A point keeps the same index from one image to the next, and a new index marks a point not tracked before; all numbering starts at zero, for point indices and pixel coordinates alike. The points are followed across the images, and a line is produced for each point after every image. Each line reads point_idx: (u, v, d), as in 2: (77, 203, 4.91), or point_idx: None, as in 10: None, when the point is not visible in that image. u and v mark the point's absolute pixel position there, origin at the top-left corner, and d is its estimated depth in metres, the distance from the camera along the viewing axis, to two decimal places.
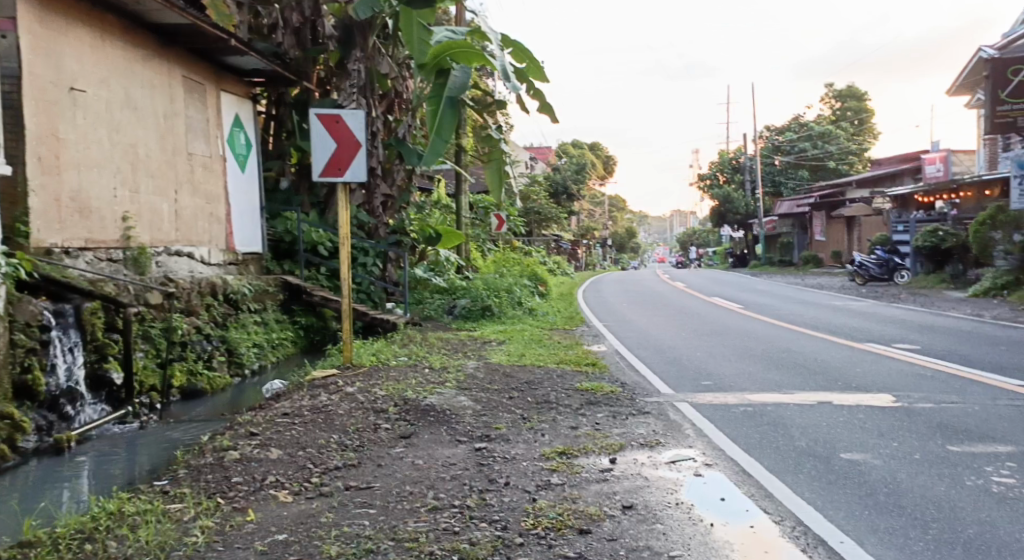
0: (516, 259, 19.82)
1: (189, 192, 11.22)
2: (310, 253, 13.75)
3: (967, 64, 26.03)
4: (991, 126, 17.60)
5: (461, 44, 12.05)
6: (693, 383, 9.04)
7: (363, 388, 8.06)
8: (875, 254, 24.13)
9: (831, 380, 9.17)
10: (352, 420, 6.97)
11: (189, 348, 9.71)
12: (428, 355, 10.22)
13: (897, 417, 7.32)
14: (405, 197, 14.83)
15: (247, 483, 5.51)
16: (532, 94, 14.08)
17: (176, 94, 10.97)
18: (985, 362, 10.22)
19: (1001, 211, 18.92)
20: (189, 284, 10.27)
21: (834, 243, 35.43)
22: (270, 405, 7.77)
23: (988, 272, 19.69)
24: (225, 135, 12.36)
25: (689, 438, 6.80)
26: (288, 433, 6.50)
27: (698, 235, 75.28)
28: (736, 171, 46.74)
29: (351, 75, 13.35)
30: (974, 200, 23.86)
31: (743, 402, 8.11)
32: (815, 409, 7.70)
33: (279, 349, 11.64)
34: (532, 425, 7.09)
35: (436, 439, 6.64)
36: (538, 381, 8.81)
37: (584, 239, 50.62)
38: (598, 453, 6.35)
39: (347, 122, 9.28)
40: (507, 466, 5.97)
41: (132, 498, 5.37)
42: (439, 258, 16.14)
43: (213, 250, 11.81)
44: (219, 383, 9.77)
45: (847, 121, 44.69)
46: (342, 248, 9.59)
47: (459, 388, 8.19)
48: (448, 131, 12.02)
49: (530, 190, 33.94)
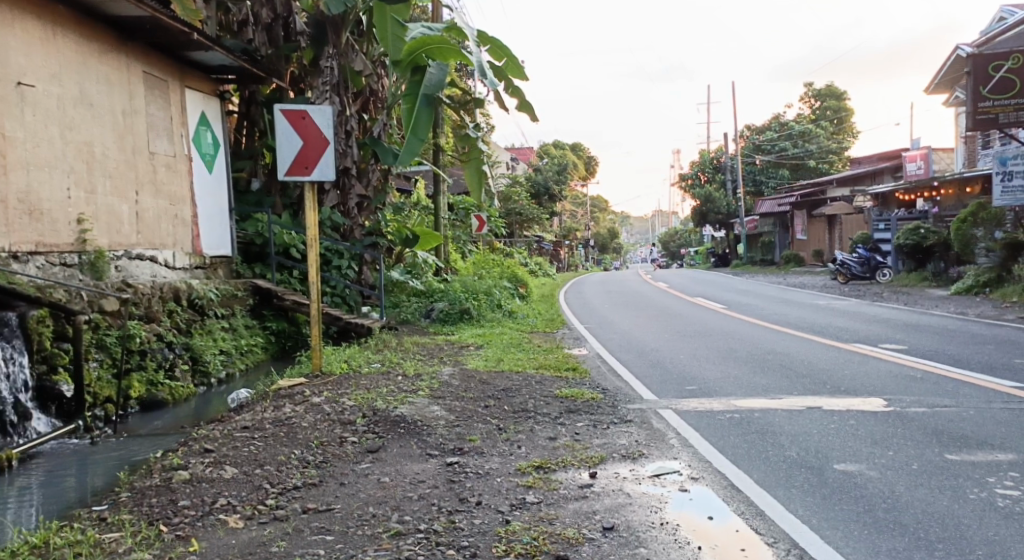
0: (496, 260, 19.40)
1: (151, 193, 10.74)
2: (282, 256, 13.29)
3: (945, 62, 25.88)
4: (973, 122, 17.35)
5: (437, 39, 11.59)
6: (677, 389, 8.67)
7: (329, 398, 7.62)
8: (857, 252, 23.91)
9: (819, 383, 8.84)
10: (316, 433, 6.55)
11: (149, 356, 9.27)
12: (402, 361, 9.80)
13: (892, 424, 6.97)
14: (381, 197, 14.37)
15: (194, 507, 5.11)
16: (510, 92, 13.71)
17: (136, 90, 10.49)
18: (975, 363, 9.92)
19: (982, 209, 18.73)
20: (149, 289, 9.80)
21: (815, 242, 35.26)
22: (231, 418, 7.33)
23: (970, 269, 19.49)
24: (190, 134, 11.89)
25: (674, 448, 6.42)
26: (246, 449, 6.07)
27: (679, 234, 75.13)
28: (717, 171, 46.58)
29: (323, 73, 12.93)
30: (955, 197, 23.74)
31: (730, 408, 7.76)
32: (805, 415, 7.34)
33: (248, 356, 11.20)
34: (508, 436, 6.70)
35: (405, 454, 6.23)
36: (515, 388, 8.41)
37: (565, 239, 50.18)
38: (577, 467, 5.96)
39: (314, 119, 8.89)
40: (480, 483, 5.56)
41: (64, 527, 4.96)
42: (416, 260, 15.70)
43: (178, 253, 11.34)
44: (182, 393, 9.34)
45: (827, 120, 44.57)
46: (310, 250, 9.17)
47: (432, 397, 7.77)
48: (425, 129, 11.54)
49: (511, 191, 33.47)
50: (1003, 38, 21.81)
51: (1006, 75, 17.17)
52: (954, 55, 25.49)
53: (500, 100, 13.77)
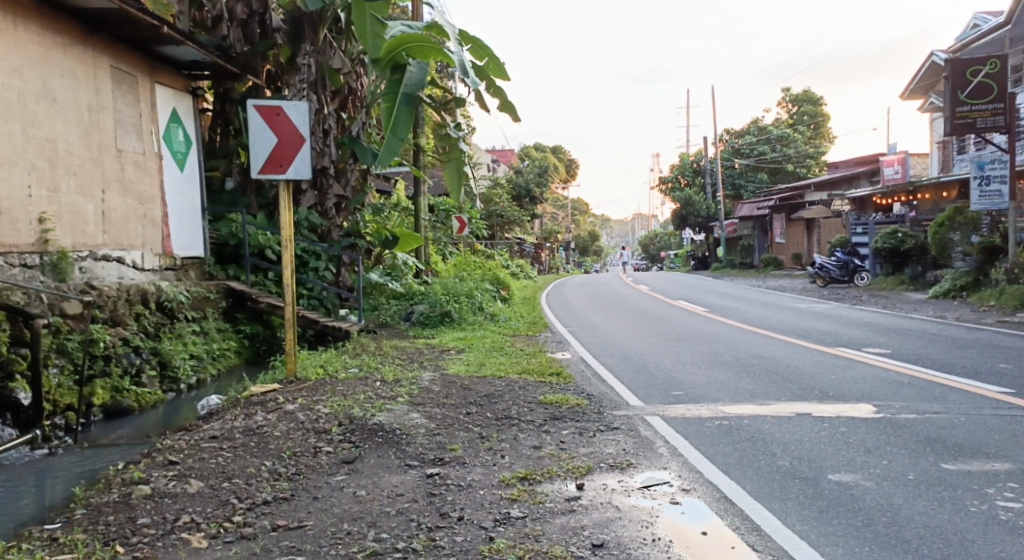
0: (477, 262, 19.11)
1: (119, 192, 10.39)
2: (256, 257, 12.92)
3: (921, 67, 25.93)
4: (951, 126, 17.23)
5: (418, 37, 11.38)
6: (663, 394, 8.44)
7: (304, 406, 7.30)
8: (835, 256, 23.82)
9: (807, 388, 8.62)
10: (288, 443, 6.26)
11: (113, 362, 8.96)
12: (381, 366, 9.49)
13: (883, 431, 6.73)
14: (360, 198, 13.99)
15: (155, 525, 4.81)
16: (492, 92, 13.44)
17: (103, 85, 10.15)
18: (960, 368, 9.74)
19: (959, 213, 18.69)
20: (114, 292, 9.46)
21: (794, 246, 35.24)
22: (199, 427, 7.01)
23: (948, 272, 19.42)
24: (160, 131, 11.52)
25: (663, 458, 6.16)
26: (212, 461, 5.76)
27: (659, 237, 75.13)
28: (697, 174, 46.58)
29: (299, 70, 12.64)
30: (932, 201, 23.79)
31: (718, 414, 7.52)
32: (796, 422, 7.10)
33: (220, 361, 10.85)
34: (490, 445, 6.42)
35: (382, 465, 5.93)
36: (498, 394, 8.13)
37: (546, 242, 49.92)
38: (563, 478, 5.69)
39: (288, 114, 8.56)
40: (461, 496, 5.27)
41: (12, 548, 4.65)
42: (396, 262, 15.39)
43: (147, 254, 10.98)
44: (149, 400, 9.03)
45: (804, 124, 44.67)
46: (284, 251, 8.84)
47: (412, 404, 7.47)
48: (405, 129, 11.20)
49: (492, 194, 33.19)
50: (980, 44, 21.83)
51: (984, 80, 17.11)
52: (931, 60, 25.52)
53: (480, 100, 13.49)
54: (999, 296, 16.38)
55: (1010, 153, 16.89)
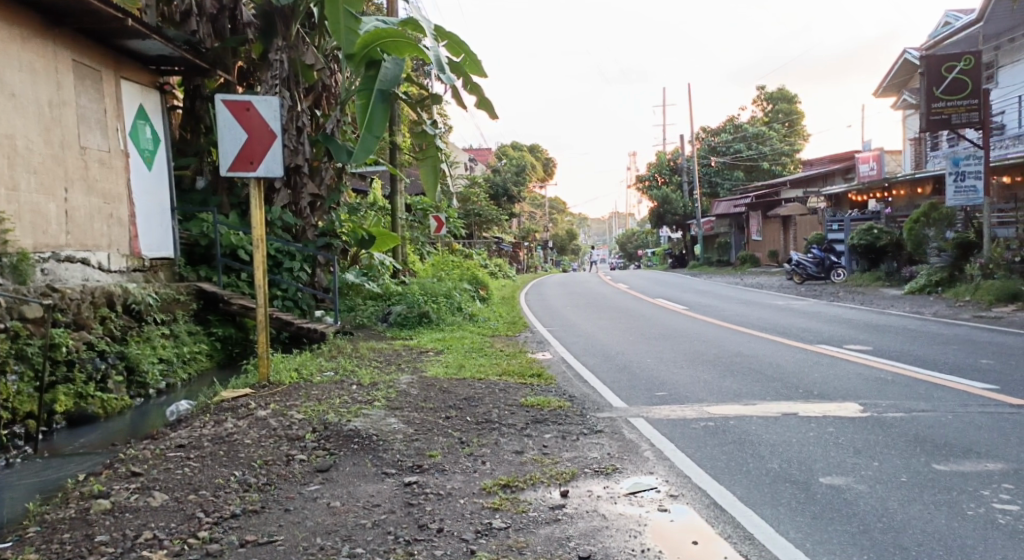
0: (455, 262, 18.83)
1: (83, 191, 10.10)
2: (229, 258, 12.58)
3: (894, 64, 25.99)
4: (926, 122, 17.12)
5: (392, 32, 11.11)
6: (647, 395, 8.24)
7: (277, 411, 7.02)
8: (811, 252, 23.76)
9: (791, 387, 8.45)
10: (259, 451, 6.01)
11: (77, 367, 8.68)
12: (357, 369, 9.21)
13: (873, 431, 6.55)
14: (335, 196, 13.70)
15: (113, 543, 4.56)
16: (468, 89, 13.20)
17: (64, 80, 9.88)
18: (943, 365, 9.61)
19: (935, 208, 18.69)
20: (78, 294, 9.15)
21: (770, 243, 35.24)
22: (166, 436, 6.72)
23: (924, 269, 19.39)
24: (126, 127, 11.20)
25: (649, 462, 5.95)
26: (178, 472, 5.49)
27: (636, 236, 75.12)
28: (673, 172, 46.57)
29: (271, 66, 12.33)
30: (907, 197, 23.82)
31: (703, 415, 7.32)
32: (784, 422, 6.91)
33: (191, 365, 10.55)
34: (471, 451, 6.19)
35: (358, 474, 5.69)
36: (478, 397, 7.88)
37: (524, 241, 49.59)
38: (547, 485, 5.46)
39: (259, 110, 8.26)
40: (440, 506, 5.05)
41: None
42: (372, 262, 15.10)
43: (113, 255, 10.66)
44: (115, 406, 8.80)
45: (779, 122, 44.80)
46: (256, 251, 8.55)
47: (389, 409, 7.21)
48: (380, 126, 10.94)
49: (470, 193, 32.86)
50: (952, 40, 21.88)
51: (959, 76, 17.09)
52: (904, 58, 25.59)
53: (457, 97, 13.24)
54: (975, 291, 16.34)
55: (984, 149, 16.89)
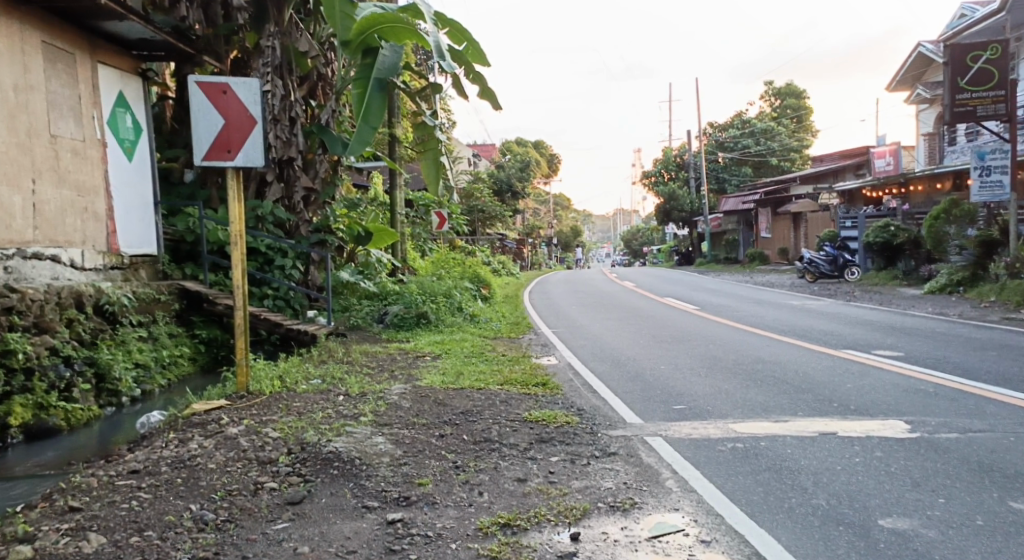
0: (457, 259, 17.98)
1: (53, 183, 9.34)
2: (217, 255, 11.77)
3: (909, 56, 25.05)
4: (950, 114, 16.20)
5: (392, 18, 10.20)
6: (664, 409, 7.42)
7: (250, 429, 6.23)
8: (824, 250, 22.80)
9: (823, 400, 7.63)
10: (223, 478, 5.28)
11: (37, 375, 8.05)
12: (346, 377, 8.40)
13: (929, 458, 5.72)
14: (330, 190, 12.78)
15: None
16: (470, 78, 12.40)
17: (33, 63, 9.12)
18: (986, 375, 8.75)
19: (955, 205, 17.73)
20: (40, 295, 8.41)
21: (780, 241, 34.32)
22: (123, 458, 5.99)
23: (943, 267, 18.41)
24: (104, 115, 10.42)
25: (671, 493, 5.19)
26: (122, 508, 4.94)
27: (640, 232, 74.18)
28: (680, 168, 45.68)
29: (263, 53, 11.51)
30: (925, 193, 22.92)
31: (729, 433, 6.52)
32: (822, 444, 6.09)
33: (171, 370, 9.83)
34: (467, 477, 5.41)
35: (335, 508, 4.96)
36: (477, 411, 7.08)
37: (529, 238, 48.65)
38: (554, 525, 4.76)
39: (237, 94, 7.46)
40: (426, 554, 4.48)
41: None
42: (368, 259, 14.30)
43: (88, 252, 9.88)
44: (81, 417, 8.20)
45: (787, 118, 43.73)
46: (235, 247, 7.76)
47: (376, 425, 6.41)
48: (377, 116, 10.05)
49: (473, 188, 32.02)
50: (973, 30, 20.89)
51: (985, 66, 16.13)
52: (917, 50, 24.68)
53: (459, 86, 12.43)
54: (1001, 292, 15.45)
55: (1011, 143, 15.96)
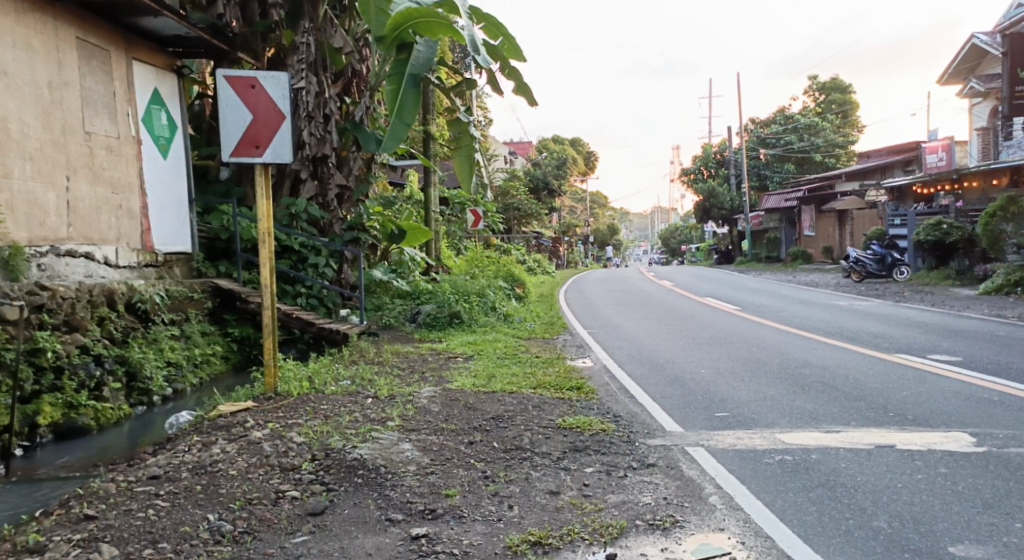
0: (492, 257, 17.70)
1: (88, 180, 9.24)
2: (251, 253, 11.62)
3: (962, 48, 24.19)
4: (1008, 107, 15.47)
5: (425, 13, 9.87)
6: (705, 417, 7.07)
7: (275, 433, 6.00)
8: (870, 250, 21.97)
9: (878, 409, 7.21)
10: (243, 485, 5.06)
11: (66, 374, 7.95)
12: (375, 378, 8.16)
13: (998, 476, 5.30)
14: (364, 188, 12.57)
15: None
16: (506, 73, 12.13)
17: (68, 59, 9.02)
18: None
19: (1013, 202, 17.01)
20: (71, 292, 8.28)
21: (824, 239, 33.54)
22: (144, 462, 5.79)
23: (999, 267, 17.70)
24: (139, 113, 10.32)
25: (715, 510, 4.87)
26: (138, 517, 4.74)
27: (679, 230, 73.27)
28: (721, 165, 44.90)
29: (297, 49, 11.31)
30: (980, 190, 22.14)
31: (776, 444, 6.15)
32: (879, 458, 5.70)
33: (203, 369, 9.71)
34: (496, 489, 5.13)
35: (358, 521, 4.73)
36: (507, 416, 6.78)
37: (565, 236, 48.21)
38: (589, 545, 4.49)
39: (265, 88, 7.25)
40: None
41: None
42: (402, 258, 14.06)
43: (122, 249, 9.78)
44: (111, 416, 8.08)
45: (832, 113, 42.70)
46: (263, 245, 7.55)
47: (403, 431, 6.14)
48: (411, 114, 9.83)
49: (509, 186, 31.67)
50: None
51: None
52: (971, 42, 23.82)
53: (495, 82, 12.17)
54: None
55: None
